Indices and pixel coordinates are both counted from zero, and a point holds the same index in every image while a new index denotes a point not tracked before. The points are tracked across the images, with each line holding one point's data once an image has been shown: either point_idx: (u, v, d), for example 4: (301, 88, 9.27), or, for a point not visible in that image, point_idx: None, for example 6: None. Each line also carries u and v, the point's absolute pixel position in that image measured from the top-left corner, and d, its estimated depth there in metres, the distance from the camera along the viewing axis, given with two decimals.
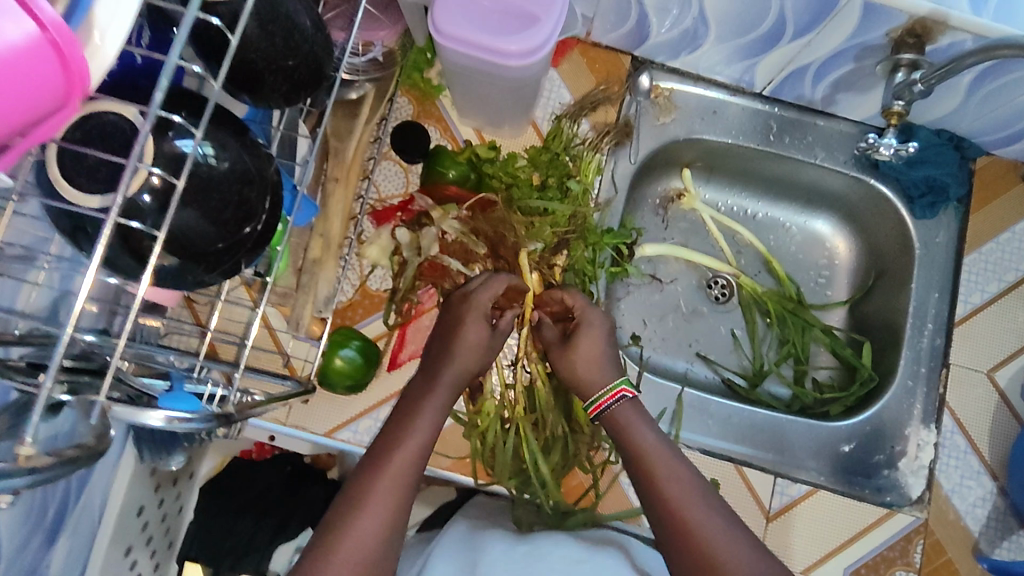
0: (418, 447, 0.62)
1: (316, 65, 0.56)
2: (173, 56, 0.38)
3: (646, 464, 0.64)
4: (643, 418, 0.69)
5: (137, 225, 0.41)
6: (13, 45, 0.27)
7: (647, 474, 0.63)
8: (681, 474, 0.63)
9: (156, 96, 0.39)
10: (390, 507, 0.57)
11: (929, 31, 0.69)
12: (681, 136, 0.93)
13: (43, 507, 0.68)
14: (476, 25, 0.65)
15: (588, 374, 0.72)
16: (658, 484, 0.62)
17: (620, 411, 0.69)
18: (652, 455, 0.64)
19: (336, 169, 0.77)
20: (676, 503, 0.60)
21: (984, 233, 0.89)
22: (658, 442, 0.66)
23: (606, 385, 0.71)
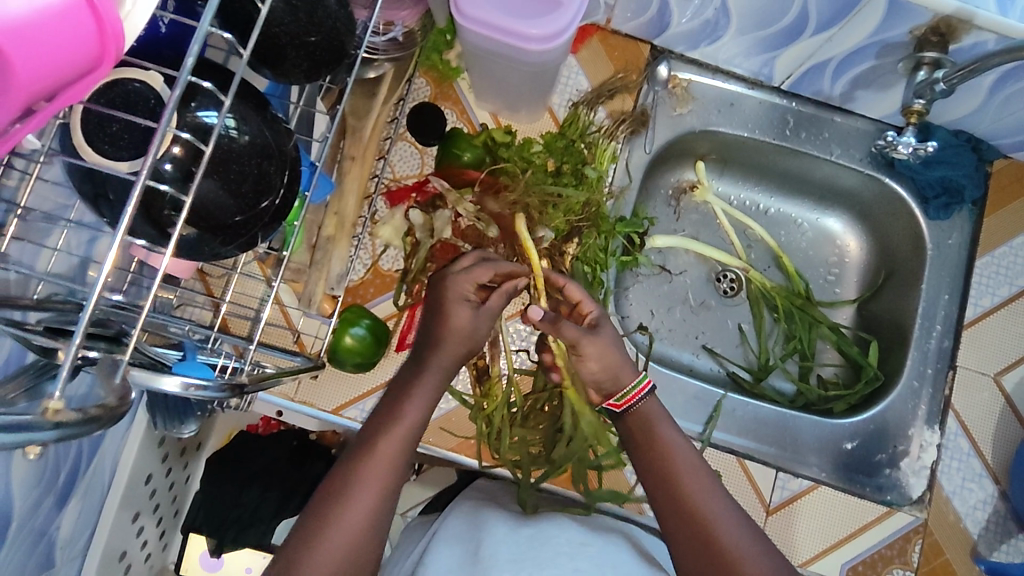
0: (406, 432, 0.62)
1: (338, 42, 0.55)
2: (205, 22, 0.39)
3: (673, 465, 0.64)
4: (664, 414, 0.69)
5: (166, 188, 0.42)
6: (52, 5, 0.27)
7: (665, 469, 0.64)
8: (700, 473, 0.63)
9: (186, 63, 0.39)
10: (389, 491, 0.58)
11: (953, 30, 0.69)
12: (696, 128, 0.93)
13: (55, 470, 0.69)
14: (500, 7, 0.65)
15: (608, 367, 0.69)
16: (682, 483, 0.63)
17: (647, 408, 0.68)
18: (672, 453, 0.65)
19: (352, 147, 0.77)
20: (693, 503, 0.61)
21: (998, 236, 0.89)
22: (679, 439, 0.66)
23: (630, 382, 0.69)
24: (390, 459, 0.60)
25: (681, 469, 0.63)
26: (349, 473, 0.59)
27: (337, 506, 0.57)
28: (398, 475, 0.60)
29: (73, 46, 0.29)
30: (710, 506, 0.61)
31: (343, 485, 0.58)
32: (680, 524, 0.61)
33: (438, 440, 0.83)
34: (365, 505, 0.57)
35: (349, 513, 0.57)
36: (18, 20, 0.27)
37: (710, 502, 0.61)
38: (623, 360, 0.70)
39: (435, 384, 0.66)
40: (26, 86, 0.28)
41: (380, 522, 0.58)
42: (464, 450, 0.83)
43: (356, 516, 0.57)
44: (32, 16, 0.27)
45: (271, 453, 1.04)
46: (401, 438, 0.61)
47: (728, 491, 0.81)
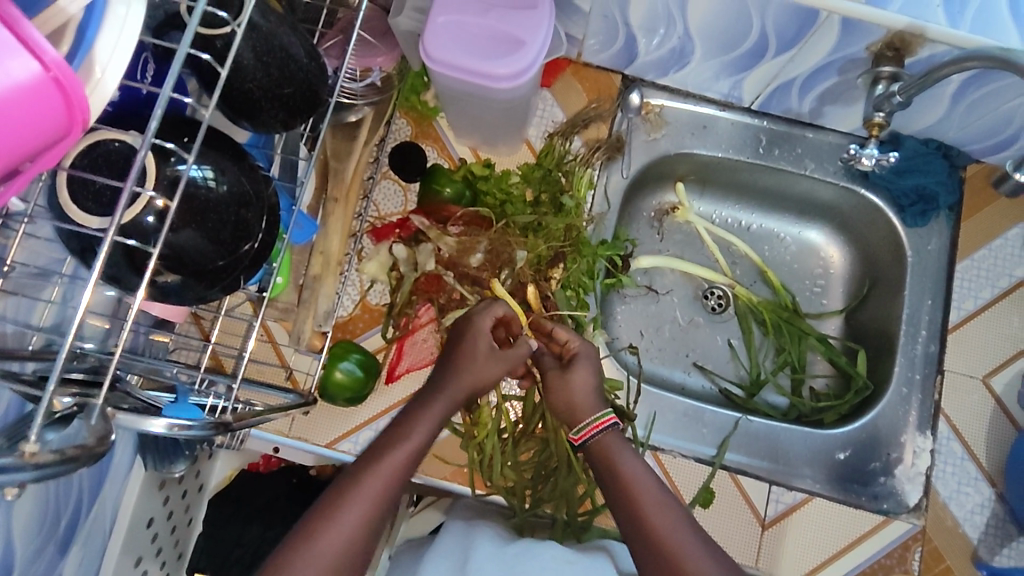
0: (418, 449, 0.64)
1: (310, 91, 0.59)
2: (166, 87, 0.41)
3: (630, 494, 0.64)
4: (627, 446, 0.69)
5: (134, 242, 0.45)
6: (19, 84, 0.28)
7: (628, 502, 0.64)
8: (665, 506, 0.63)
9: (151, 125, 0.42)
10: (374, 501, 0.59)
11: (907, 45, 0.71)
12: (671, 151, 0.95)
13: (56, 516, 0.71)
14: (464, 47, 0.68)
15: (578, 401, 0.72)
16: (641, 512, 0.63)
17: (603, 439, 0.69)
18: (638, 490, 0.64)
19: (336, 188, 0.80)
20: (659, 532, 0.61)
21: (976, 240, 0.90)
22: (642, 470, 0.66)
23: (593, 415, 0.71)
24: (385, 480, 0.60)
25: (642, 500, 0.63)
26: (337, 496, 0.58)
27: (321, 523, 0.57)
28: (393, 493, 0.60)
29: (40, 115, 0.29)
30: (675, 536, 0.61)
31: (328, 506, 0.58)
32: (645, 551, 0.61)
33: (432, 470, 0.85)
34: (348, 526, 0.57)
35: (332, 534, 0.56)
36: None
37: (677, 534, 0.61)
38: (590, 398, 0.73)
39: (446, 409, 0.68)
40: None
41: (364, 545, 0.57)
42: (457, 479, 0.84)
43: (336, 537, 0.56)
44: (2, 96, 0.28)
45: (273, 489, 1.04)
46: (404, 458, 0.63)
47: (722, 506, 0.82)
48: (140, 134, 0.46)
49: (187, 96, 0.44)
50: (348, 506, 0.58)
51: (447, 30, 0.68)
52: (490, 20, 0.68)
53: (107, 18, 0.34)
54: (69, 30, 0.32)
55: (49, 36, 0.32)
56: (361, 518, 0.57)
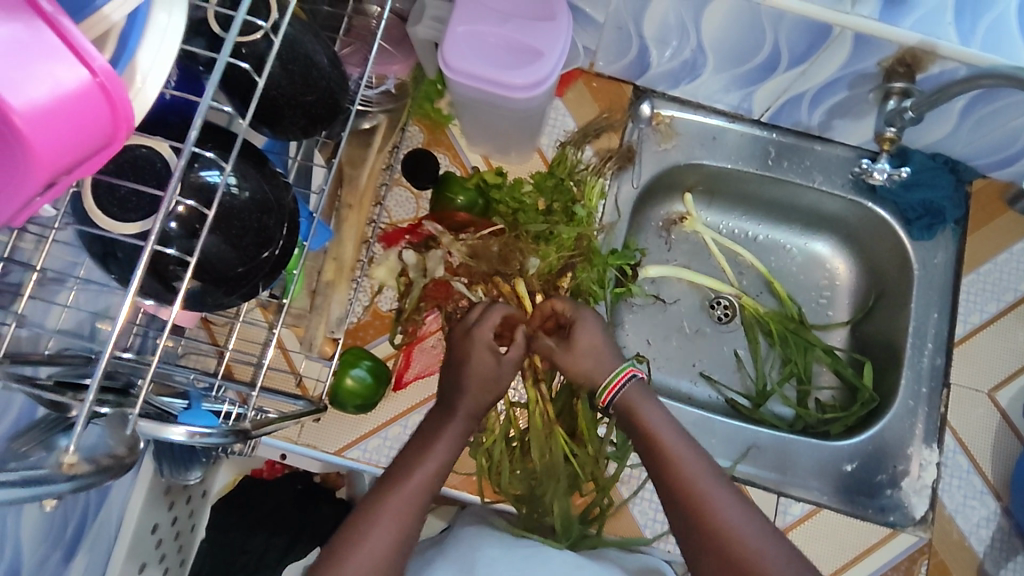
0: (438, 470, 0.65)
1: (332, 99, 0.59)
2: (206, 97, 0.41)
3: (656, 444, 0.66)
4: (652, 400, 0.71)
5: (170, 251, 0.45)
6: (67, 91, 0.28)
7: (654, 451, 0.66)
8: (688, 453, 0.65)
9: (190, 134, 0.42)
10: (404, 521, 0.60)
11: (919, 61, 0.72)
12: (682, 161, 0.96)
13: (64, 523, 0.71)
14: (482, 56, 0.68)
15: (587, 367, 0.74)
16: (666, 461, 0.65)
17: (628, 392, 0.71)
18: (660, 434, 0.67)
19: (350, 196, 0.80)
20: (681, 478, 0.63)
21: (982, 254, 0.91)
22: (666, 422, 0.68)
23: (611, 373, 0.73)
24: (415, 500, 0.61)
25: (667, 449, 0.65)
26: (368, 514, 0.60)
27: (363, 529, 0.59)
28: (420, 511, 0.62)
29: (88, 123, 0.29)
30: (697, 479, 0.62)
31: (374, 506, 0.60)
32: (671, 495, 0.63)
33: (439, 477, 0.84)
34: (394, 523, 0.59)
35: (379, 531, 0.58)
36: (41, 106, 0.27)
37: (697, 477, 0.63)
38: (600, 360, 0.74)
39: (465, 424, 0.70)
40: (47, 163, 0.29)
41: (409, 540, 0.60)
42: (466, 487, 0.84)
43: (384, 535, 0.58)
44: (51, 103, 0.27)
45: (278, 496, 1.04)
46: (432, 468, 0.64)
47: None
48: (166, 139, 0.45)
49: (220, 105, 0.44)
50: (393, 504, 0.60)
51: (466, 40, 0.68)
52: (509, 30, 0.68)
53: (149, 26, 0.34)
54: (111, 38, 0.32)
55: (92, 42, 0.32)
56: (395, 536, 0.59)
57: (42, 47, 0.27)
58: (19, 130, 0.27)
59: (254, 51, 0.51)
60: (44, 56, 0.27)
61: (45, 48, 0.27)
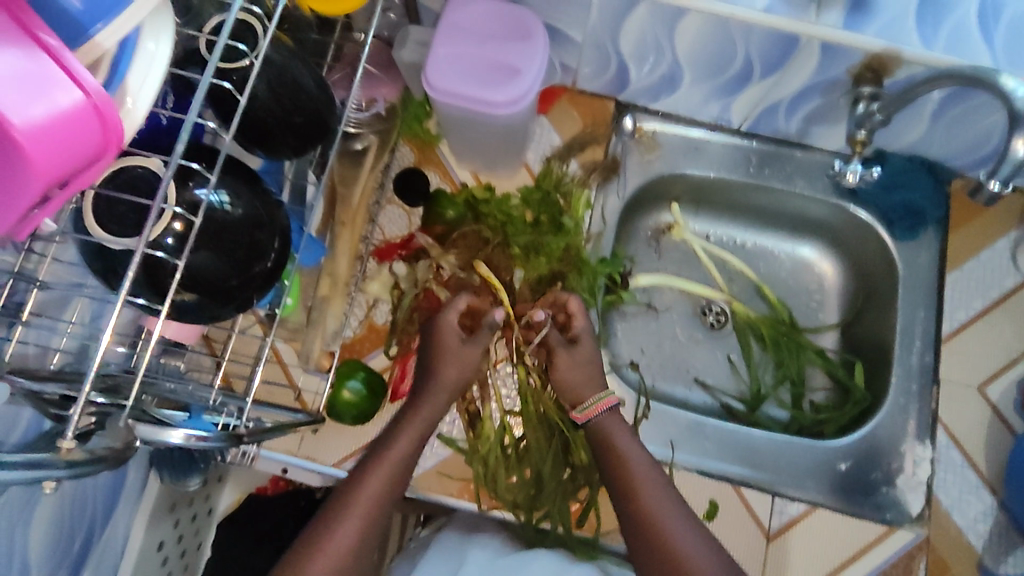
0: (403, 455, 0.68)
1: (320, 119, 0.63)
2: (191, 114, 0.45)
3: (625, 474, 0.68)
4: (624, 429, 0.73)
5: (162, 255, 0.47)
6: (64, 109, 0.31)
7: (622, 481, 0.68)
8: (655, 483, 0.67)
9: (178, 148, 0.46)
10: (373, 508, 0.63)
11: (885, 66, 0.75)
12: (666, 172, 0.98)
13: (70, 537, 0.73)
14: (463, 76, 0.72)
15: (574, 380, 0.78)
16: (633, 492, 0.67)
17: (604, 420, 0.74)
18: (630, 462, 0.69)
19: (343, 213, 0.84)
20: (647, 510, 0.65)
21: (965, 252, 0.92)
22: (637, 451, 0.70)
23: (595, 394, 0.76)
24: (380, 483, 0.65)
25: (636, 480, 0.68)
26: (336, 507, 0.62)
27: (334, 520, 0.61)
28: (389, 499, 0.65)
29: (82, 136, 0.32)
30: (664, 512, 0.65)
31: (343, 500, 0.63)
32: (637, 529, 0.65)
33: (438, 486, 0.83)
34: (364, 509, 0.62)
35: (338, 533, 0.60)
36: (40, 122, 0.30)
37: (664, 510, 0.65)
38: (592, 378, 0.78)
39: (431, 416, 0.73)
40: (45, 173, 0.31)
41: (370, 540, 0.62)
42: (463, 496, 0.83)
43: (343, 533, 0.60)
44: (50, 120, 0.30)
45: (282, 512, 1.05)
46: (396, 460, 0.67)
47: (726, 519, 0.82)
48: (162, 160, 0.49)
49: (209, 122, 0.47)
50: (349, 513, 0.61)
51: (448, 62, 0.72)
52: (489, 51, 0.72)
53: (138, 53, 0.37)
54: (104, 64, 0.36)
55: (88, 68, 0.35)
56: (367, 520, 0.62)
57: (42, 71, 0.31)
58: (21, 143, 0.30)
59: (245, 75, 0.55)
60: (45, 79, 0.31)
61: (45, 72, 0.31)
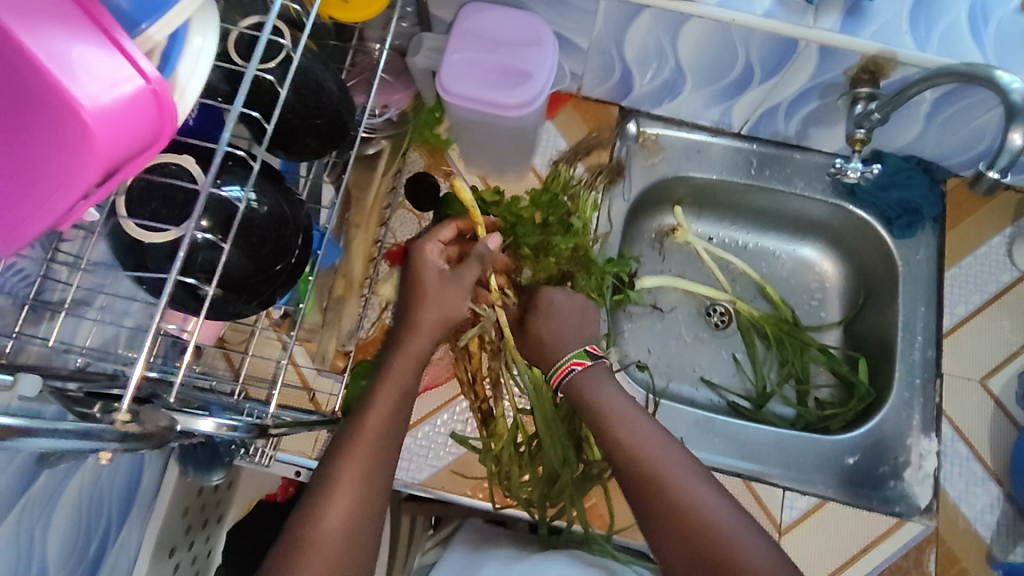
0: (390, 407, 0.66)
1: (340, 122, 0.65)
2: (236, 105, 0.44)
3: (612, 431, 0.71)
4: (604, 384, 0.76)
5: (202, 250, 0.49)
6: (127, 94, 0.33)
7: (612, 438, 0.70)
8: (649, 440, 0.69)
9: (223, 139, 0.45)
10: (367, 464, 0.62)
11: (881, 68, 0.78)
12: (668, 174, 1.00)
13: (87, 540, 0.74)
14: (476, 79, 0.74)
15: (549, 348, 0.79)
16: (626, 451, 0.68)
17: (575, 380, 0.76)
18: (614, 419, 0.71)
19: (358, 215, 0.86)
20: (644, 467, 0.67)
21: (962, 249, 0.94)
22: (621, 408, 0.73)
23: (561, 359, 0.78)
24: (370, 440, 0.63)
25: (626, 436, 0.70)
26: (330, 468, 0.62)
27: (330, 483, 0.60)
28: (384, 448, 0.64)
29: (143, 121, 0.34)
30: (657, 468, 0.66)
31: (335, 460, 0.62)
32: (637, 489, 0.67)
33: (452, 486, 0.84)
34: (360, 468, 0.61)
35: (318, 551, 0.57)
36: (105, 106, 0.32)
37: (660, 466, 0.67)
38: (561, 344, 0.80)
39: (412, 363, 0.70)
40: (107, 155, 0.33)
41: (366, 524, 0.60)
42: (477, 494, 0.84)
43: (336, 522, 0.59)
44: (114, 103, 0.32)
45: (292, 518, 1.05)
46: (385, 408, 0.66)
47: None
48: (193, 157, 0.51)
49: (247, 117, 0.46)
50: (345, 471, 0.61)
51: (461, 66, 0.74)
52: (501, 56, 0.74)
53: (187, 49, 0.39)
54: (156, 55, 0.38)
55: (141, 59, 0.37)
56: (365, 477, 0.61)
57: (109, 58, 0.33)
58: (89, 124, 0.31)
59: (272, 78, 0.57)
60: (112, 65, 0.32)
61: (111, 59, 0.33)
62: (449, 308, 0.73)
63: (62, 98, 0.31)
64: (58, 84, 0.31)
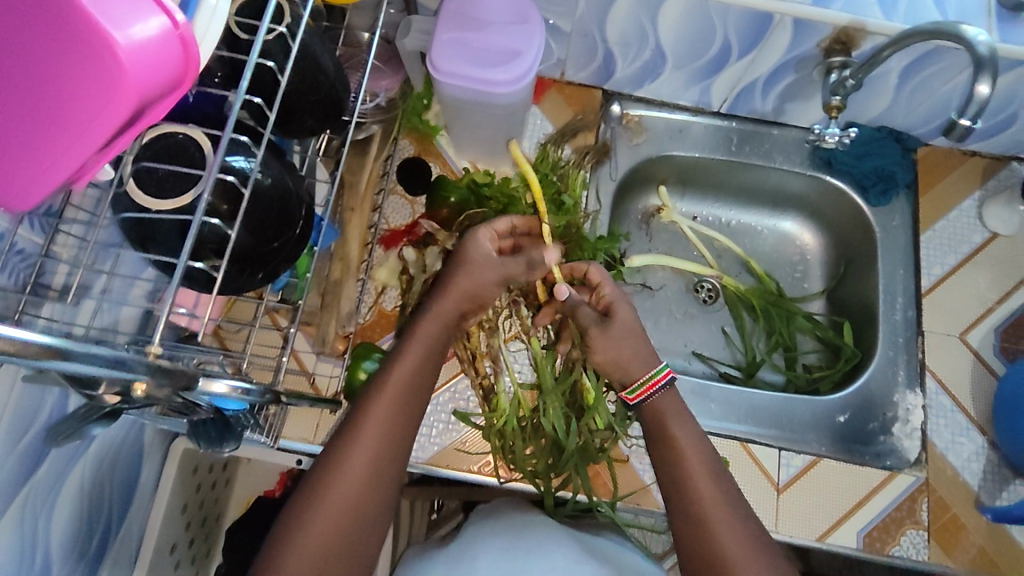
0: (411, 374, 0.68)
1: (336, 98, 0.66)
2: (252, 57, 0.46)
3: (677, 456, 0.68)
4: (680, 411, 0.73)
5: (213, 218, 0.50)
6: (158, 34, 0.34)
7: (674, 459, 0.68)
8: (708, 465, 0.67)
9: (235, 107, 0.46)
10: (387, 425, 0.64)
11: (852, 39, 0.81)
12: (653, 154, 1.03)
13: (89, 533, 0.73)
14: (467, 58, 0.76)
15: (627, 360, 0.76)
16: (685, 470, 0.67)
17: (657, 400, 0.73)
18: (681, 441, 0.69)
19: (351, 199, 0.86)
20: (697, 490, 0.66)
21: (936, 213, 0.98)
22: (693, 436, 0.70)
23: (649, 371, 0.75)
24: (391, 401, 0.65)
25: (690, 458, 0.68)
26: (349, 426, 0.64)
27: (349, 440, 0.62)
28: (404, 413, 0.66)
29: (173, 61, 0.36)
30: (711, 496, 0.65)
31: (356, 417, 0.64)
32: (681, 507, 0.66)
33: (457, 463, 0.85)
34: (378, 428, 0.63)
35: (326, 510, 0.59)
36: (140, 43, 0.33)
37: (712, 493, 0.65)
38: (638, 354, 0.77)
39: (436, 326, 0.73)
40: (142, 92, 0.35)
41: (377, 490, 0.62)
42: (482, 470, 0.84)
43: (349, 482, 0.60)
44: (147, 41, 0.34)
45: None
46: (408, 370, 0.68)
47: (736, 475, 0.85)
48: (200, 126, 0.51)
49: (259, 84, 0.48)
50: (364, 431, 0.63)
51: (451, 46, 0.76)
52: (490, 35, 0.76)
53: (201, 6, 0.40)
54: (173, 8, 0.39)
55: None
56: (382, 440, 0.63)
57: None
58: (123, 58, 0.33)
59: (282, 34, 0.57)
60: (143, 6, 0.34)
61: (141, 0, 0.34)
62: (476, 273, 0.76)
63: (101, 35, 0.32)
64: (95, 22, 0.32)
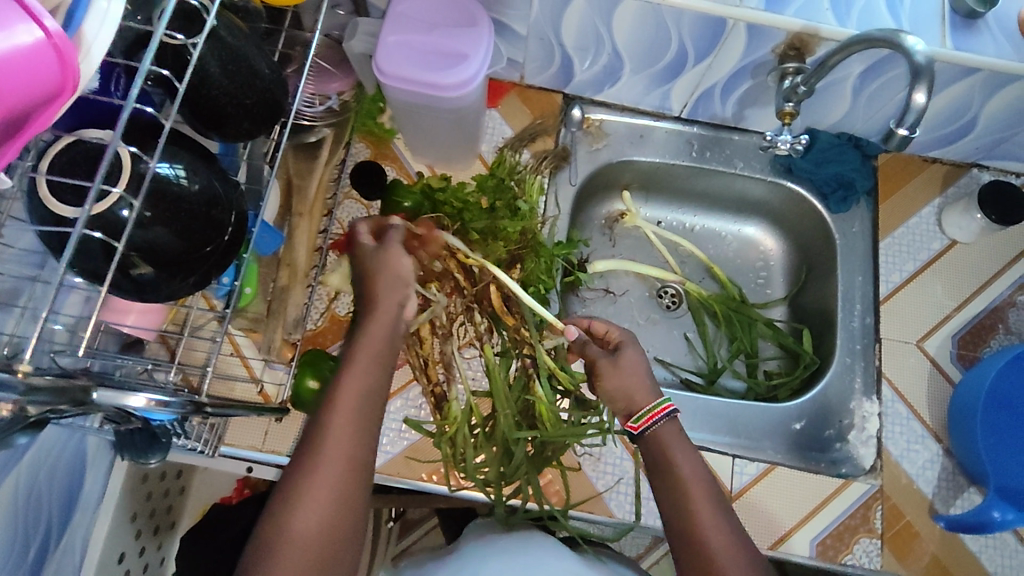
0: (362, 391, 0.64)
1: (271, 101, 0.64)
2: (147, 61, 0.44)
3: (683, 491, 0.68)
4: (683, 441, 0.72)
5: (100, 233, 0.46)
6: (22, 47, 0.33)
7: (681, 492, 0.68)
8: (711, 500, 0.67)
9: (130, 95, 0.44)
10: (346, 447, 0.60)
11: (806, 44, 0.81)
12: (614, 159, 1.02)
13: (26, 541, 0.70)
14: (413, 61, 0.75)
15: (634, 391, 0.75)
16: (691, 506, 0.67)
17: (663, 430, 0.72)
18: (684, 475, 0.69)
19: (300, 205, 0.87)
20: (700, 527, 0.65)
21: (895, 220, 0.98)
22: (699, 471, 0.69)
23: (651, 402, 0.73)
24: (347, 421, 0.62)
25: (694, 491, 0.68)
26: (308, 453, 0.60)
27: (309, 468, 0.59)
28: (362, 434, 0.62)
29: (47, 72, 0.34)
30: (718, 536, 0.64)
31: (312, 442, 0.60)
32: (686, 546, 0.65)
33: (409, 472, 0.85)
34: (337, 452, 0.60)
35: (295, 545, 0.56)
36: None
37: (718, 531, 0.65)
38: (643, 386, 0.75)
39: (385, 330, 0.68)
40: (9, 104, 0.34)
41: (347, 518, 0.59)
42: (432, 477, 0.85)
43: (315, 511, 0.58)
44: (8, 54, 0.32)
45: None
46: (359, 385, 0.64)
47: None
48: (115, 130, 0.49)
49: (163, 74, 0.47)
50: (324, 457, 0.59)
51: (398, 48, 0.75)
52: (437, 38, 0.75)
53: (93, 9, 0.39)
54: (60, 12, 0.37)
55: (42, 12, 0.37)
56: (346, 465, 0.60)
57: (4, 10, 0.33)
58: None
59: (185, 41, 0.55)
60: (7, 16, 0.33)
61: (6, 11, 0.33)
62: (394, 270, 0.71)
63: None
64: None
